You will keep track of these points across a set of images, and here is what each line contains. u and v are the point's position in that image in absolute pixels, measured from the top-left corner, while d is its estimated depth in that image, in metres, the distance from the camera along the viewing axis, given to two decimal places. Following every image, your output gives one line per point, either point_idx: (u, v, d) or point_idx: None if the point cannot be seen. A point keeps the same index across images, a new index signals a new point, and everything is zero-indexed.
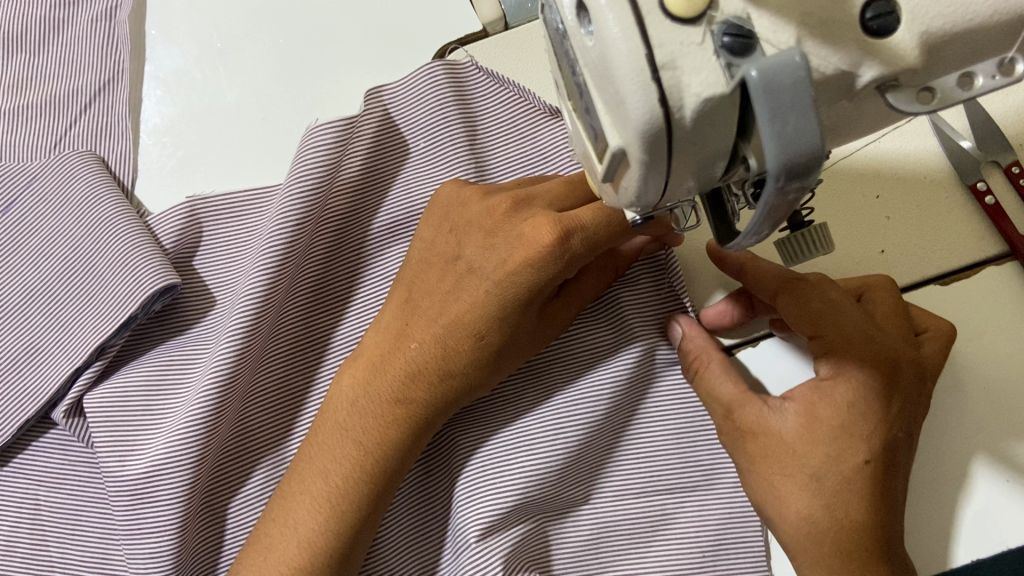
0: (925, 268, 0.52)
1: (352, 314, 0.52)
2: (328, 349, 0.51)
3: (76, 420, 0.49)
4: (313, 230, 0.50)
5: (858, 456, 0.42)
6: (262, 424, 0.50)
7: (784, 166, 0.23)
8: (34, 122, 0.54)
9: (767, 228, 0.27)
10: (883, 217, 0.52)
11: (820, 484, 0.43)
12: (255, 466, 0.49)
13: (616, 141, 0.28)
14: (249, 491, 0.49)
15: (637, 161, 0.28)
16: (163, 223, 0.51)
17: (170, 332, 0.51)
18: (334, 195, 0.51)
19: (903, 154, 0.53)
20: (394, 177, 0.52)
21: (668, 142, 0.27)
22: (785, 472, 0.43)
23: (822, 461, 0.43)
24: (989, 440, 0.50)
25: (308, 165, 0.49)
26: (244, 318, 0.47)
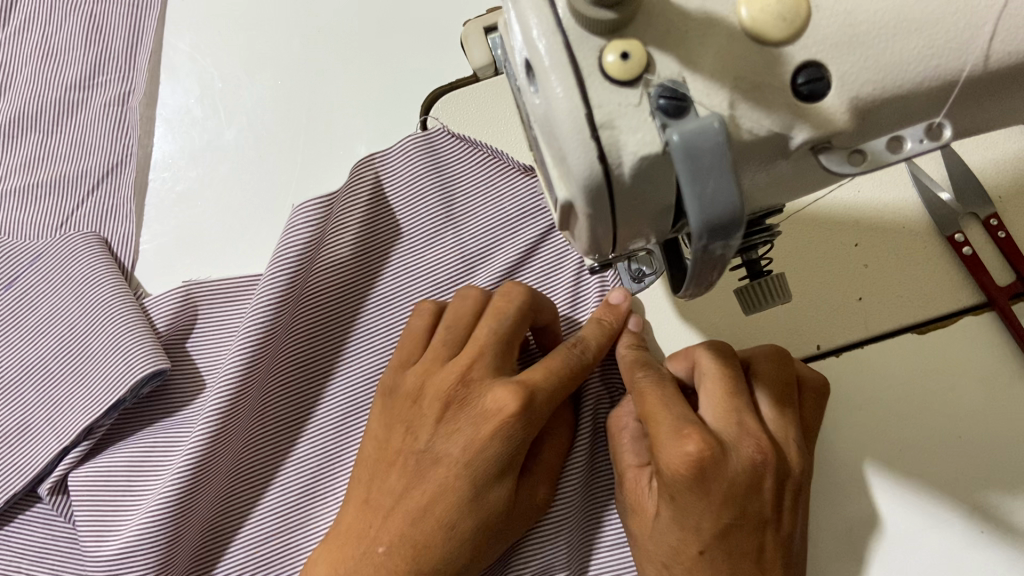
0: (901, 317, 0.52)
1: (338, 390, 0.51)
2: (314, 427, 0.51)
3: (61, 497, 0.50)
4: (299, 306, 0.50)
5: (693, 547, 0.41)
6: (244, 502, 0.50)
7: (703, 224, 0.25)
8: (43, 200, 0.57)
9: (711, 277, 0.28)
10: (856, 299, 0.52)
11: (671, 569, 0.43)
12: (234, 546, 0.49)
13: (562, 195, 0.29)
14: (226, 574, 0.49)
15: (584, 215, 0.29)
16: (158, 305, 0.52)
17: (160, 414, 0.51)
18: (323, 273, 0.51)
19: (878, 204, 0.53)
20: (383, 258, 0.52)
21: (611, 197, 0.28)
22: (648, 554, 0.44)
23: (668, 549, 0.42)
24: (980, 532, 0.48)
25: (289, 245, 0.49)
26: (222, 396, 0.48)
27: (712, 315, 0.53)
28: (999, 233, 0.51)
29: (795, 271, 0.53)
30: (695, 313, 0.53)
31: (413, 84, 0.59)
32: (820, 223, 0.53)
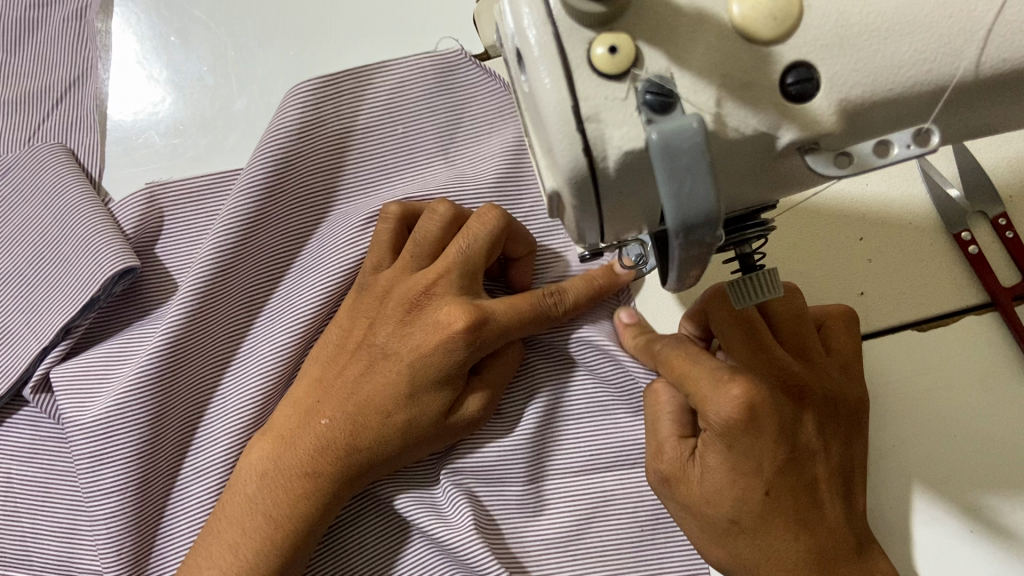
0: (901, 314, 0.52)
1: (308, 280, 0.54)
2: (276, 318, 0.54)
3: (44, 395, 0.53)
4: (282, 195, 0.54)
5: (759, 489, 0.43)
6: (215, 388, 0.54)
7: (680, 222, 0.25)
8: (10, 117, 0.58)
9: (695, 270, 0.28)
10: (857, 293, 0.53)
11: (739, 526, 0.43)
12: (205, 429, 0.53)
13: (550, 183, 0.30)
14: (197, 457, 0.53)
15: (570, 202, 0.30)
16: (124, 209, 0.54)
17: (138, 312, 0.55)
18: (311, 169, 0.55)
19: (889, 199, 0.53)
20: (389, 173, 0.57)
21: (596, 187, 0.29)
22: (705, 519, 0.44)
23: (731, 505, 0.43)
24: (958, 488, 0.50)
25: (281, 131, 0.53)
26: (199, 276, 0.52)
27: None
28: (1008, 232, 0.51)
29: (797, 261, 0.53)
30: (694, 300, 0.54)
31: (425, 25, 0.59)
32: (819, 214, 0.53)
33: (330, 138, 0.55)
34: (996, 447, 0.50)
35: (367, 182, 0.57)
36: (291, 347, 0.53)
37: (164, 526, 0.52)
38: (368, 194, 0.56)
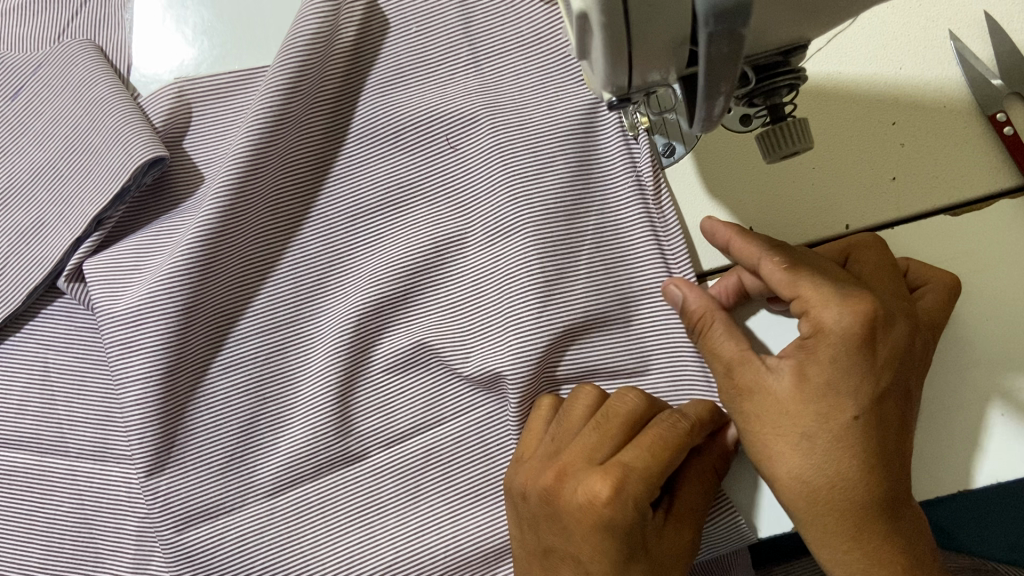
0: (935, 198, 0.52)
1: (337, 179, 0.57)
2: (306, 225, 0.56)
3: (78, 285, 0.55)
4: (308, 103, 0.56)
5: (846, 411, 0.43)
6: (248, 289, 0.55)
7: (709, 7, 0.24)
8: (43, 16, 0.61)
9: (726, 82, 0.28)
10: (889, 179, 0.52)
11: (810, 443, 0.44)
12: (240, 325, 0.55)
13: (577, 4, 0.30)
14: (235, 354, 0.55)
15: (598, 25, 0.30)
16: (154, 104, 0.56)
17: (166, 204, 0.56)
18: (331, 72, 0.57)
19: (922, 82, 0.52)
20: (407, 78, 0.57)
21: (623, 1, 0.29)
22: (779, 433, 0.45)
23: (812, 420, 0.44)
24: (993, 372, 0.50)
25: (300, 39, 0.54)
26: (232, 174, 0.54)
27: (736, 189, 0.53)
28: None
29: (829, 148, 0.52)
30: (724, 191, 0.54)
31: None
32: (850, 98, 0.53)
33: (344, 42, 0.57)
34: None
35: (387, 83, 0.57)
36: (323, 256, 0.56)
37: (196, 419, 0.54)
38: (387, 94, 0.57)
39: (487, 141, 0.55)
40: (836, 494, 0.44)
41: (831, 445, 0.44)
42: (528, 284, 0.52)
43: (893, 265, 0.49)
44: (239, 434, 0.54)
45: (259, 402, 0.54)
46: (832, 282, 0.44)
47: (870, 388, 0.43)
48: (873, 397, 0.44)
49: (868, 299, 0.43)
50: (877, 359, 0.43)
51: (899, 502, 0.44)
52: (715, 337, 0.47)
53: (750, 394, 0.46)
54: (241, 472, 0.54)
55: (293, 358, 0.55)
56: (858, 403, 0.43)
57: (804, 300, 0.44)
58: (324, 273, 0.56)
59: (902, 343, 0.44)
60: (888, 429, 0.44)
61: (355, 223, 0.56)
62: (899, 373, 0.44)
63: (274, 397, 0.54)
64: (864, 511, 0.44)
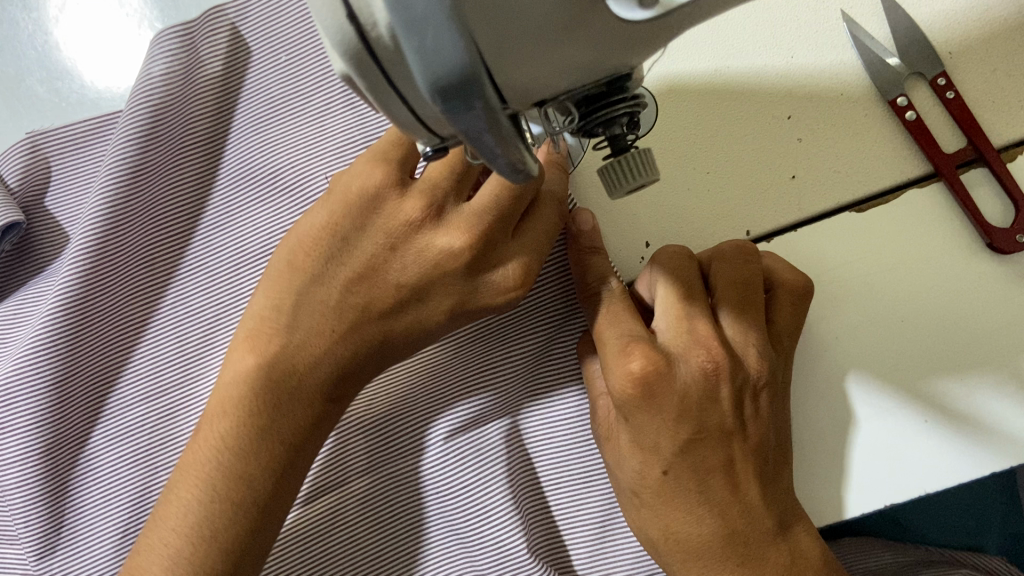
0: (838, 194, 0.48)
1: (213, 224, 0.53)
2: (182, 277, 0.53)
3: None
4: (169, 149, 0.53)
5: (656, 469, 0.42)
6: (125, 352, 0.52)
7: (434, 87, 0.21)
8: None
9: (502, 150, 0.24)
10: (788, 177, 0.48)
11: (639, 499, 0.43)
12: (122, 390, 0.52)
13: (340, 67, 0.26)
14: (118, 424, 0.52)
15: (364, 88, 0.26)
16: (8, 160, 0.53)
17: (33, 268, 0.54)
18: (195, 114, 0.53)
19: (817, 70, 0.48)
20: (280, 109, 0.54)
21: (380, 66, 0.25)
22: (617, 486, 0.44)
23: (632, 478, 0.43)
24: (906, 376, 0.46)
25: (152, 84, 0.52)
26: (89, 236, 0.51)
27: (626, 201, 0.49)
28: (948, 93, 0.47)
29: (720, 151, 0.49)
30: (614, 205, 0.49)
31: None
32: (741, 94, 0.49)
33: (207, 75, 0.53)
34: (947, 331, 0.46)
35: (258, 120, 0.54)
36: (206, 309, 0.53)
37: (82, 495, 0.51)
38: (262, 132, 0.53)
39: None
40: (676, 545, 0.42)
41: (656, 501, 0.42)
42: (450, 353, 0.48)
43: (750, 279, 0.45)
44: (130, 505, 0.51)
45: (150, 471, 0.51)
46: (630, 326, 0.43)
47: (671, 438, 0.41)
48: (680, 447, 0.42)
49: (640, 354, 0.41)
50: (672, 411, 0.41)
51: (750, 539, 0.42)
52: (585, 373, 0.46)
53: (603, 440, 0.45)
54: (140, 539, 0.51)
55: (183, 423, 0.52)
56: (666, 454, 0.42)
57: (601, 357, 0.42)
58: (211, 328, 0.52)
59: (699, 383, 0.42)
60: (714, 472, 0.42)
61: (237, 272, 0.53)
62: (704, 416, 0.42)
63: (165, 465, 0.51)
64: (709, 558, 0.42)
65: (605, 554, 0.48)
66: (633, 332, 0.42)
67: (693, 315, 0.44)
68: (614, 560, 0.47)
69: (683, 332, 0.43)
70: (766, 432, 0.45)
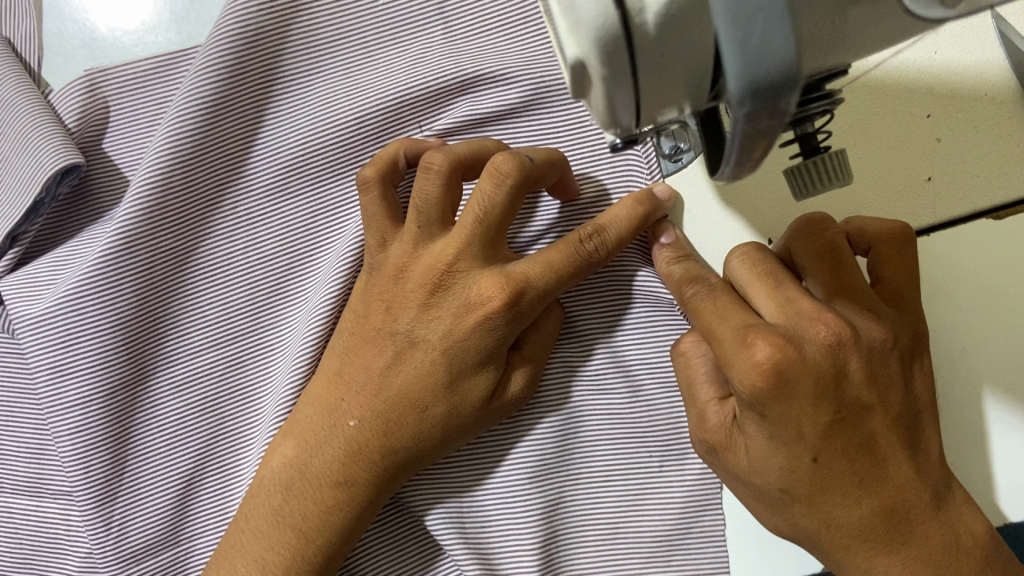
0: (974, 199, 0.46)
1: (285, 163, 0.49)
2: (250, 222, 0.50)
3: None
4: (246, 87, 0.49)
5: (803, 457, 0.38)
6: (189, 299, 0.50)
7: None
8: None
9: None
10: (923, 179, 0.46)
11: (788, 493, 0.39)
12: (187, 335, 0.50)
13: (571, 56, 0.24)
14: (183, 372, 0.50)
15: (598, 78, 0.24)
16: (65, 100, 0.50)
17: (89, 214, 0.51)
18: (279, 52, 0.49)
19: (961, 67, 0.46)
20: (370, 54, 0.50)
21: (629, 56, 0.23)
22: (746, 477, 0.41)
23: (778, 474, 0.39)
24: None
25: (227, 26, 0.47)
26: (154, 173, 0.48)
27: (751, 192, 0.48)
28: None
29: (855, 146, 0.47)
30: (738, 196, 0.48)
31: None
32: (881, 87, 0.46)
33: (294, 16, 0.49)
34: None
35: (350, 63, 0.50)
36: (275, 255, 0.50)
37: (145, 444, 0.50)
38: (351, 73, 0.50)
39: (456, 121, 0.49)
40: (837, 531, 0.39)
41: (808, 493, 0.39)
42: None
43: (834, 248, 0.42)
44: (197, 454, 0.50)
45: (217, 420, 0.51)
46: (742, 317, 0.38)
47: (815, 422, 0.37)
48: (826, 426, 0.37)
49: (769, 340, 0.35)
50: (809, 396, 0.36)
51: (910, 513, 0.39)
52: (693, 371, 0.43)
53: (723, 450, 0.41)
54: (202, 497, 0.51)
55: (253, 372, 0.51)
56: (811, 441, 0.37)
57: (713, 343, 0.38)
58: (283, 276, 0.50)
59: (827, 362, 0.36)
60: (859, 450, 0.38)
61: (312, 221, 0.50)
62: (840, 391, 0.37)
63: (233, 414, 0.51)
64: (874, 538, 0.39)
65: (614, 548, 0.49)
66: (745, 321, 0.38)
67: (791, 292, 0.39)
68: (622, 560, 0.49)
69: (789, 316, 0.38)
70: (903, 398, 0.40)
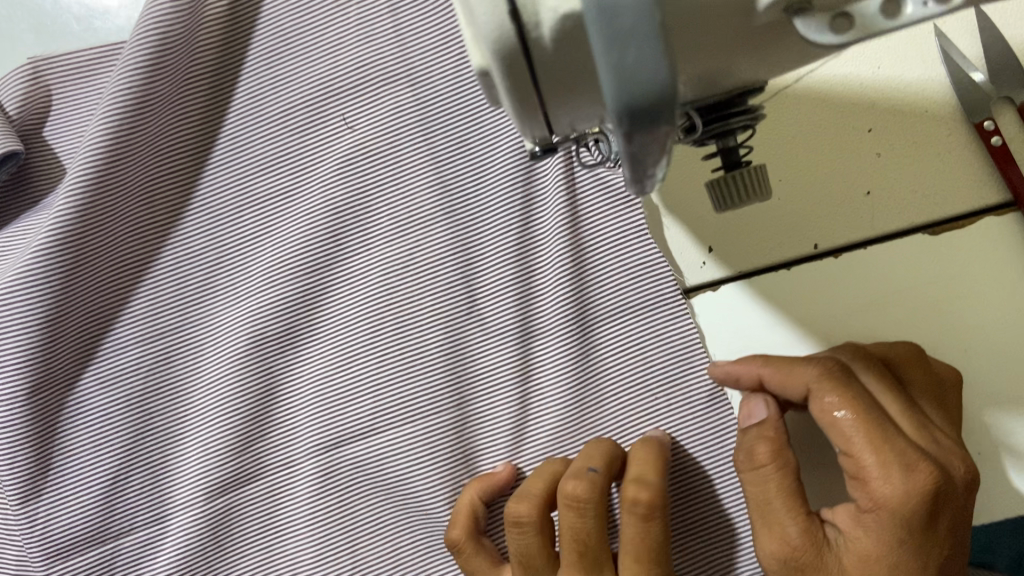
0: (911, 214, 0.46)
1: (219, 160, 0.49)
2: (187, 216, 0.49)
3: None
4: (176, 82, 0.48)
5: (897, 538, 0.36)
6: (118, 294, 0.49)
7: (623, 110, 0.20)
8: None
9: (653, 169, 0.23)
10: (863, 193, 0.47)
11: (901, 573, 0.36)
12: (117, 327, 0.49)
13: (477, 65, 0.24)
14: (114, 367, 0.49)
15: (503, 88, 0.24)
16: (4, 87, 0.49)
17: (29, 199, 0.50)
18: (200, 45, 0.48)
19: (904, 83, 0.46)
20: (298, 42, 0.49)
21: (530, 69, 0.23)
22: (853, 557, 0.37)
23: (889, 565, 0.36)
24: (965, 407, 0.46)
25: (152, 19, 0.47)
26: (88, 167, 0.47)
27: (695, 204, 0.48)
28: None
29: (794, 158, 0.47)
30: (681, 205, 0.48)
31: None
32: (824, 101, 0.47)
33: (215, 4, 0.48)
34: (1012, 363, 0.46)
35: (270, 51, 0.49)
36: (208, 252, 0.49)
37: (73, 443, 0.48)
38: (272, 66, 0.49)
39: (383, 113, 0.48)
40: None
41: (914, 567, 0.36)
42: (461, 258, 0.48)
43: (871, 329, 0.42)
44: (124, 452, 0.48)
45: (145, 417, 0.49)
46: (854, 393, 0.38)
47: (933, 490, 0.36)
48: (933, 495, 0.36)
49: (926, 467, 0.36)
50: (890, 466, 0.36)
51: (952, 547, 0.38)
52: (755, 459, 0.40)
53: (768, 546, 0.39)
54: (128, 498, 0.48)
55: (182, 370, 0.49)
56: (884, 512, 0.36)
57: (847, 438, 0.37)
58: (217, 273, 0.49)
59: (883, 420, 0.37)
60: (944, 511, 0.37)
61: (242, 215, 0.49)
62: (940, 468, 0.38)
63: (164, 412, 0.49)
64: None
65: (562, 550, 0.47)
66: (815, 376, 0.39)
67: (843, 380, 0.38)
68: None
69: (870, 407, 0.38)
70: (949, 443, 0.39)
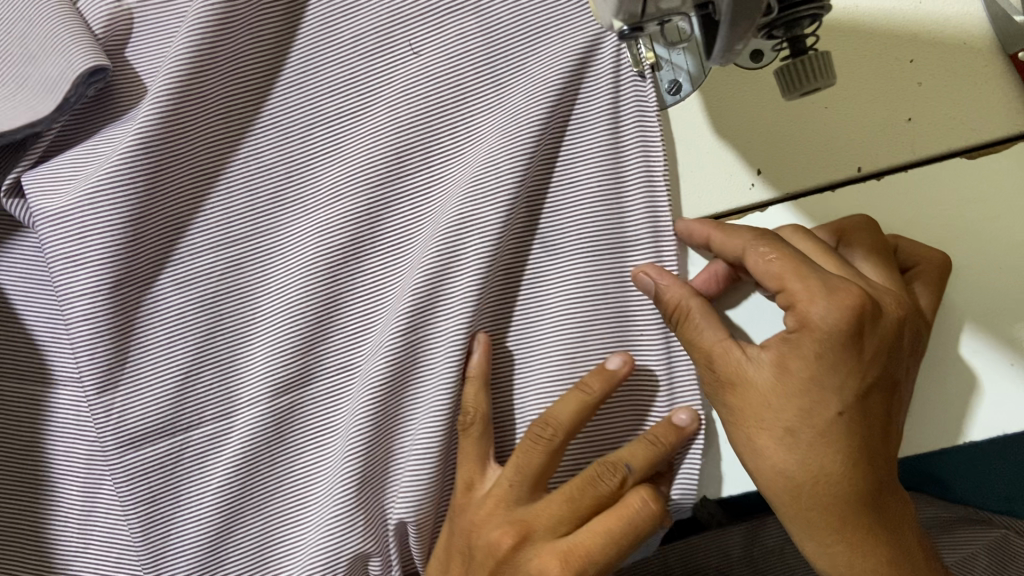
0: (949, 140, 0.50)
1: (293, 81, 0.52)
2: (260, 132, 0.52)
3: (18, 201, 0.52)
4: (258, 8, 0.51)
5: (831, 409, 0.43)
6: (195, 199, 0.51)
7: None
8: None
9: None
10: (904, 119, 0.50)
11: (794, 438, 0.44)
12: (191, 232, 0.51)
13: None
14: (189, 269, 0.51)
15: None
16: (93, 8, 0.53)
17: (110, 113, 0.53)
18: None
19: (945, 17, 0.50)
20: None
21: None
22: (761, 426, 0.44)
23: (794, 414, 0.44)
24: (995, 321, 0.49)
25: None
26: (173, 80, 0.50)
27: (744, 127, 0.51)
28: None
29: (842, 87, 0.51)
30: (732, 130, 0.51)
31: None
32: (869, 34, 0.50)
33: None
34: None
35: None
36: (280, 164, 0.52)
37: (147, 337, 0.51)
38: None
39: (449, 40, 0.51)
40: (824, 487, 0.44)
41: (815, 441, 0.44)
42: (527, 169, 0.50)
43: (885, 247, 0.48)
44: (194, 349, 0.51)
45: (215, 317, 0.51)
46: (819, 247, 0.46)
47: (857, 382, 0.44)
48: (860, 392, 0.44)
49: (855, 293, 0.43)
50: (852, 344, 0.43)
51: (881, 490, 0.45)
52: (693, 327, 0.46)
53: (729, 385, 0.45)
54: (196, 391, 0.51)
55: (251, 275, 0.51)
56: (807, 355, 0.43)
57: (789, 294, 0.43)
58: (288, 185, 0.52)
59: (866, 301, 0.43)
60: (873, 422, 0.45)
61: (312, 133, 0.52)
62: (884, 366, 0.44)
63: (233, 312, 0.51)
64: (849, 504, 0.44)
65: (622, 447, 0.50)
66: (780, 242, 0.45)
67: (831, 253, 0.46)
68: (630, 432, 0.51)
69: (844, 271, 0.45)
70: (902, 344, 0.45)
